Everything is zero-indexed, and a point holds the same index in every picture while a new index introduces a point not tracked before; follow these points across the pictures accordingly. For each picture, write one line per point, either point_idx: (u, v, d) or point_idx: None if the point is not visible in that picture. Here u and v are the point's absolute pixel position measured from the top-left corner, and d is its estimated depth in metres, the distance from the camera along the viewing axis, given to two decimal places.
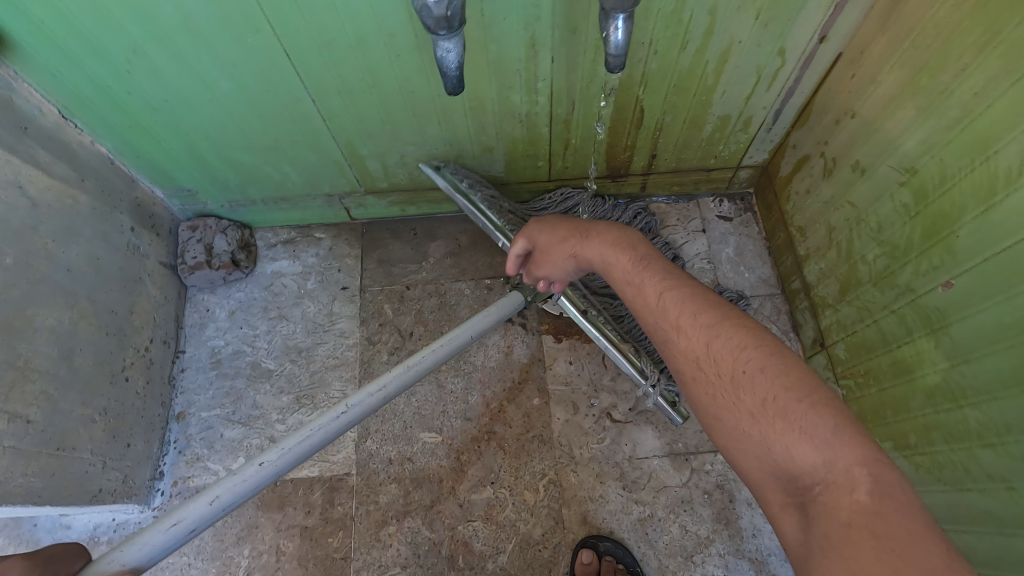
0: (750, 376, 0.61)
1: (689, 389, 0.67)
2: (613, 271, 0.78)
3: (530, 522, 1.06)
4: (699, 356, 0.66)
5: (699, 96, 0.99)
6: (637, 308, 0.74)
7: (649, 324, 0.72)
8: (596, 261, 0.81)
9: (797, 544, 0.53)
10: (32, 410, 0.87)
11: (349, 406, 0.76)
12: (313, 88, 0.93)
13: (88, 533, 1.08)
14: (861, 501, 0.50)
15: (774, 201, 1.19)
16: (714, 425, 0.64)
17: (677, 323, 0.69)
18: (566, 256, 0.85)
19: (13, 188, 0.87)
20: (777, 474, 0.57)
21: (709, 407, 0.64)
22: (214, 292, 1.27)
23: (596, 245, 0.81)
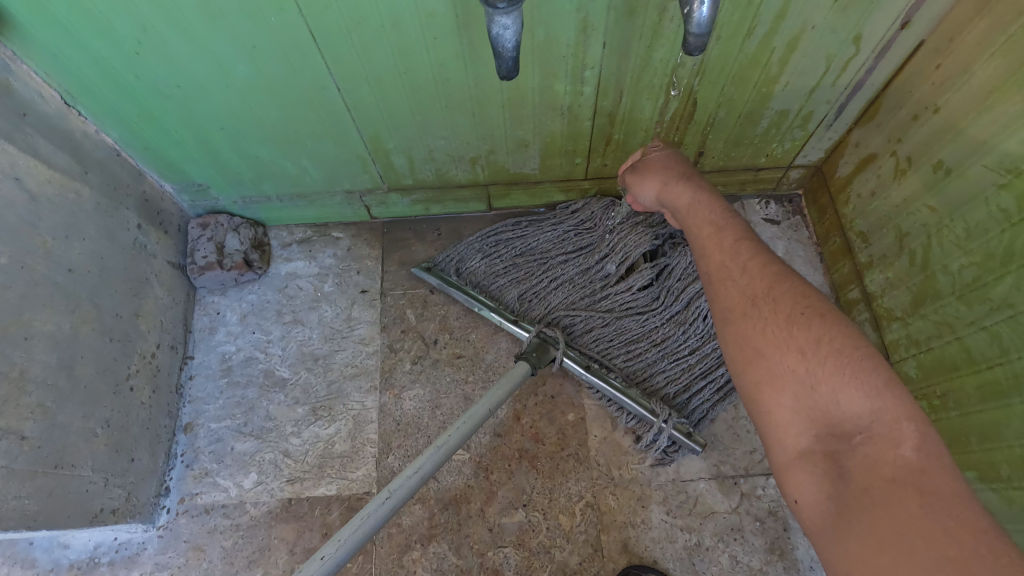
0: (807, 319, 0.63)
1: (730, 326, 0.68)
2: (698, 211, 0.80)
3: (565, 548, 0.98)
4: (757, 295, 0.67)
5: (759, 88, 0.90)
6: (707, 247, 0.76)
7: (718, 260, 0.73)
8: (680, 202, 0.83)
9: (822, 490, 0.56)
10: (28, 425, 0.79)
11: (392, 491, 0.74)
12: (339, 75, 0.85)
13: (87, 553, 1.00)
14: (904, 455, 0.53)
15: (828, 203, 1.10)
16: (748, 362, 0.64)
17: (743, 264, 0.71)
18: (654, 182, 0.86)
19: (9, 181, 0.79)
20: (812, 418, 0.59)
21: (749, 344, 0.65)
22: (225, 294, 1.19)
23: (689, 188, 0.83)
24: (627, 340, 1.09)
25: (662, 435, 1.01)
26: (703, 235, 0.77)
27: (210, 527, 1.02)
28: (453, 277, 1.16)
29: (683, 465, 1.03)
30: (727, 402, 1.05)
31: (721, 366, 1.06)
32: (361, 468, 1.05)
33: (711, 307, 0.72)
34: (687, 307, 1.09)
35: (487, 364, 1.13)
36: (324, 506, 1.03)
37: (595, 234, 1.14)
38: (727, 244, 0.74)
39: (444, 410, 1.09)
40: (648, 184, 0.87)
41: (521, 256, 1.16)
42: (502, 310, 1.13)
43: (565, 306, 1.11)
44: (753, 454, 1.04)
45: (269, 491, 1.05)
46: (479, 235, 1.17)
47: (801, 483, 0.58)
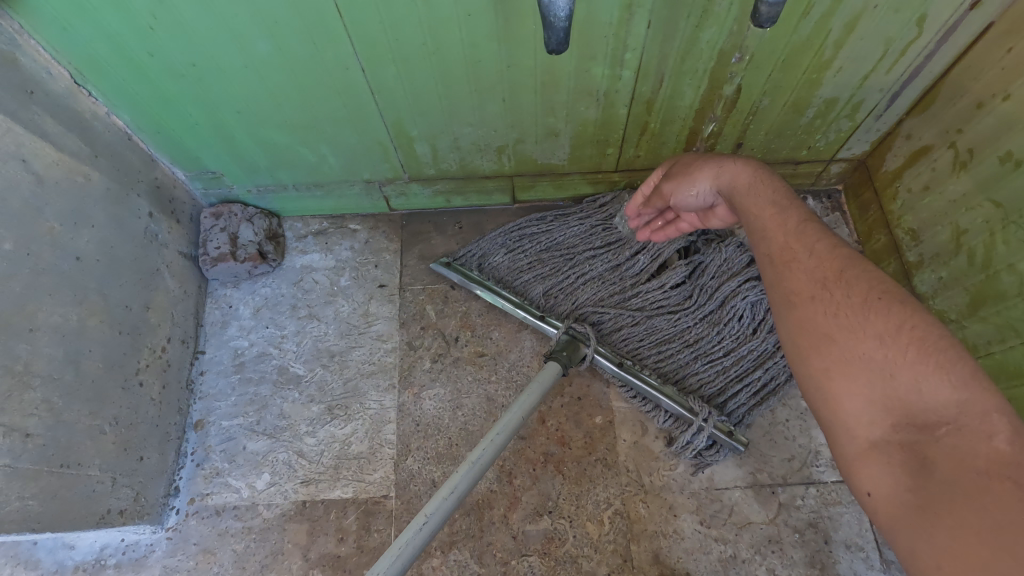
0: (885, 305, 0.58)
1: (794, 310, 0.62)
2: (758, 190, 0.74)
3: (593, 558, 0.93)
4: (827, 278, 0.62)
5: (810, 73, 0.85)
6: (768, 230, 0.70)
7: (783, 241, 0.67)
8: (739, 180, 0.76)
9: (900, 482, 0.51)
10: (32, 422, 0.75)
11: (427, 517, 0.73)
12: (364, 55, 0.81)
13: (93, 555, 0.96)
14: (997, 449, 0.49)
15: (871, 199, 1.05)
16: (814, 346, 0.59)
17: (810, 247, 0.65)
18: (707, 175, 0.79)
19: (15, 162, 0.75)
20: (890, 407, 0.54)
21: (817, 329, 0.60)
22: (238, 287, 1.14)
23: (747, 166, 0.77)
24: (658, 340, 1.04)
25: (702, 435, 0.96)
26: (763, 216, 0.71)
27: (221, 530, 0.98)
28: (474, 272, 1.11)
29: (717, 472, 0.98)
30: (765, 406, 1.00)
31: (758, 369, 1.00)
32: (379, 470, 1.01)
33: (769, 289, 0.66)
34: (721, 306, 1.04)
35: (511, 364, 1.08)
36: (340, 510, 0.99)
37: (625, 228, 1.09)
38: (791, 226, 0.68)
39: (465, 411, 1.04)
40: (699, 180, 0.80)
41: (546, 251, 1.12)
42: (527, 305, 1.07)
43: (593, 303, 1.06)
44: (791, 461, 0.98)
45: (282, 493, 1.00)
46: (502, 230, 1.13)
47: (874, 475, 0.53)
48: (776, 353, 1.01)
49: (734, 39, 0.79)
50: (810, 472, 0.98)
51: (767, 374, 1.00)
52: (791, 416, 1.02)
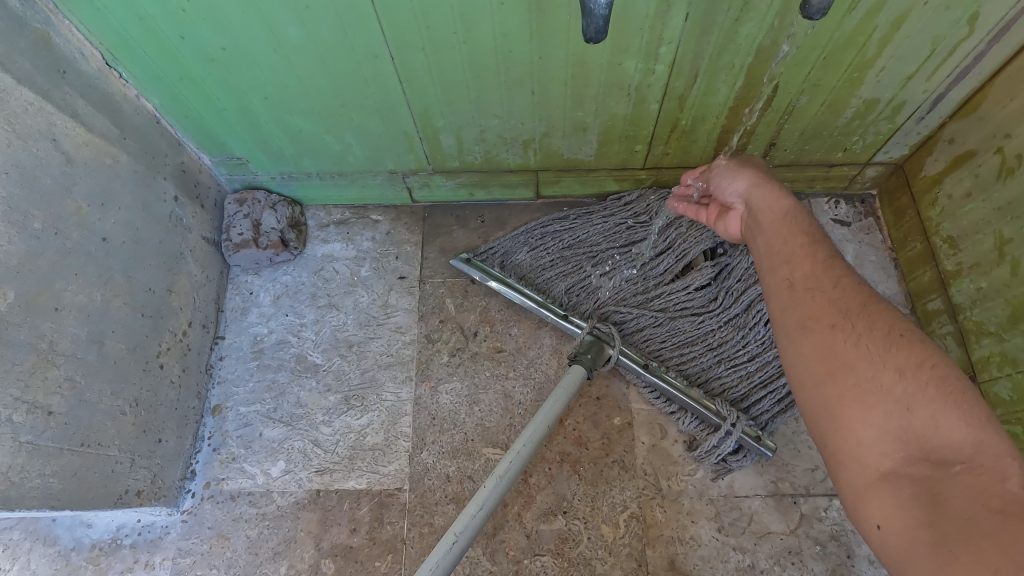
0: (908, 340, 0.56)
1: (810, 336, 0.60)
2: (793, 223, 0.71)
3: (608, 561, 0.91)
4: (848, 307, 0.60)
5: (851, 72, 0.83)
6: (794, 257, 0.67)
7: (808, 272, 0.65)
8: (773, 207, 0.74)
9: (911, 517, 0.49)
10: (55, 400, 0.75)
11: (457, 535, 0.76)
12: (394, 42, 0.80)
13: (110, 534, 0.97)
14: (1009, 491, 0.47)
15: (908, 204, 1.02)
16: (829, 374, 0.57)
17: (835, 277, 0.64)
18: (751, 176, 0.79)
19: (45, 141, 0.75)
20: (904, 440, 0.52)
21: (834, 356, 0.58)
22: (259, 274, 1.15)
23: (787, 197, 0.75)
24: (682, 342, 1.02)
25: (729, 439, 0.94)
26: (793, 245, 0.69)
27: (235, 515, 0.98)
28: (496, 269, 1.10)
29: (737, 480, 0.96)
30: (789, 415, 0.97)
31: (784, 375, 0.97)
32: (393, 463, 1.00)
33: (785, 311, 0.64)
34: (746, 310, 1.02)
35: (529, 361, 1.06)
36: (353, 501, 0.98)
37: (651, 227, 1.07)
38: (819, 260, 0.66)
39: (482, 406, 1.03)
40: (742, 174, 0.79)
41: (568, 249, 1.10)
42: (549, 304, 1.05)
43: (615, 302, 1.05)
44: (814, 472, 0.96)
45: (297, 481, 1.00)
46: (526, 228, 1.12)
47: (883, 507, 0.50)
48: None
49: (775, 35, 0.76)
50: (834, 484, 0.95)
51: None
52: None
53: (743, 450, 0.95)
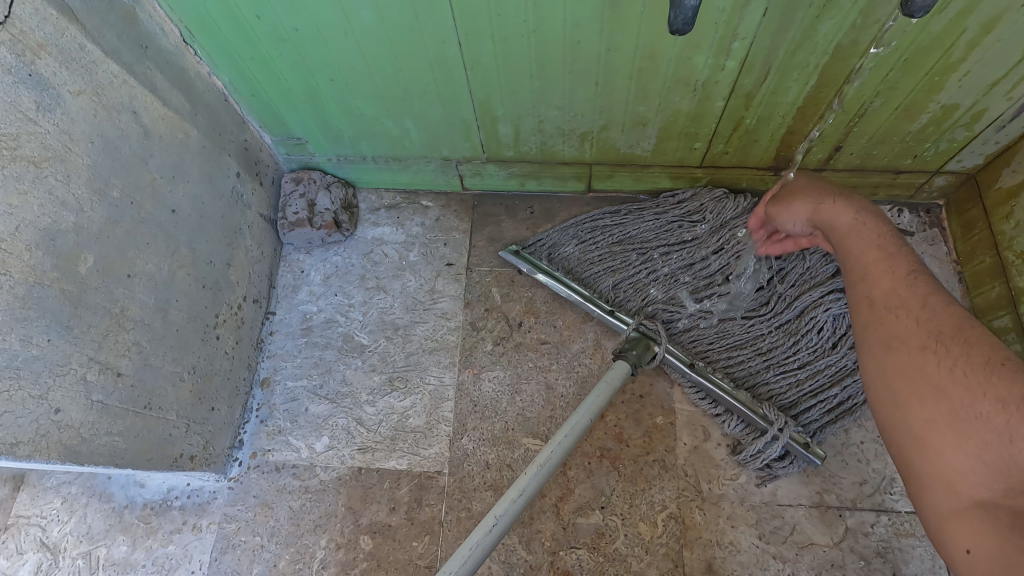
0: (1011, 368, 0.54)
1: (896, 359, 0.60)
2: (859, 236, 0.69)
3: (643, 559, 0.91)
4: (941, 329, 0.59)
5: (932, 75, 0.80)
6: (870, 273, 0.66)
7: (888, 288, 0.64)
8: (839, 221, 0.72)
9: (1009, 544, 0.47)
10: (124, 362, 0.79)
11: (498, 519, 0.75)
12: (464, 29, 0.80)
13: (161, 495, 1.01)
14: None
15: (979, 217, 0.98)
16: (916, 397, 0.57)
17: (925, 298, 0.62)
18: (805, 205, 0.75)
19: (126, 113, 0.78)
20: (1004, 470, 0.50)
21: (923, 378, 0.57)
22: (311, 253, 1.17)
23: (848, 206, 0.72)
24: (730, 344, 1.00)
25: (775, 445, 0.92)
26: (866, 260, 0.68)
27: (280, 486, 1.01)
28: (544, 261, 1.10)
29: (781, 488, 0.94)
30: (839, 425, 0.95)
31: (835, 385, 0.95)
32: (434, 446, 1.02)
33: (868, 332, 0.63)
34: (799, 317, 0.99)
35: (573, 354, 1.06)
36: (393, 480, 1.00)
37: (703, 227, 1.06)
38: (898, 273, 0.65)
39: (524, 396, 1.04)
40: (795, 207, 0.76)
41: (618, 244, 1.09)
42: (596, 299, 1.05)
43: (663, 301, 1.04)
44: (862, 485, 0.93)
45: (339, 458, 1.02)
46: (576, 221, 1.11)
47: (973, 532, 0.49)
48: (856, 371, 0.96)
49: (855, 34, 0.74)
50: (882, 499, 0.92)
51: (845, 392, 0.95)
52: (866, 438, 0.96)
53: (790, 457, 0.94)
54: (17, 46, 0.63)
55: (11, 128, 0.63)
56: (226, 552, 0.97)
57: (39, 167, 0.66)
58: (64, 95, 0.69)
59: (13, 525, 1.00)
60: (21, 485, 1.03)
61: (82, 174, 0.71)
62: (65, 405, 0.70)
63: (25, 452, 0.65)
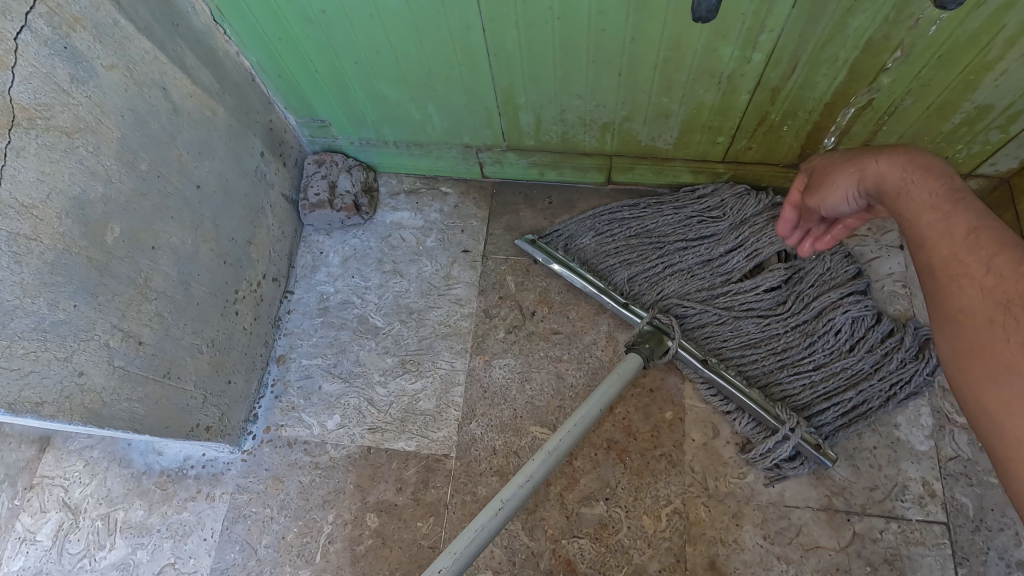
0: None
1: (968, 331, 0.53)
2: (910, 196, 0.61)
3: (646, 553, 0.91)
4: (1003, 294, 0.52)
5: (966, 74, 0.78)
6: (933, 240, 0.58)
7: (949, 251, 0.57)
8: (887, 181, 0.64)
9: None
10: (146, 331, 0.81)
11: (504, 503, 0.75)
12: (488, 14, 0.80)
13: (177, 464, 1.04)
14: None
15: (1011, 222, 0.95)
16: (983, 375, 0.51)
17: (986, 261, 0.54)
18: (848, 175, 0.68)
19: (156, 89, 0.80)
20: None
21: (988, 353, 0.51)
22: (330, 235, 1.18)
23: (892, 160, 0.65)
24: (745, 342, 0.99)
25: (786, 445, 0.91)
26: (924, 222, 0.59)
27: (291, 460, 1.03)
28: (559, 252, 1.10)
29: (789, 489, 0.93)
30: (852, 429, 0.94)
31: (850, 389, 0.94)
32: (442, 430, 1.03)
33: (948, 309, 0.56)
34: (817, 318, 0.98)
35: (584, 346, 1.06)
36: (401, 461, 1.02)
37: (723, 223, 1.05)
38: (959, 234, 0.57)
39: (534, 385, 1.04)
40: (839, 183, 0.70)
41: (635, 236, 1.09)
42: (610, 291, 1.04)
43: (678, 296, 1.03)
44: (873, 491, 0.92)
45: (350, 436, 1.04)
46: (593, 213, 1.11)
47: None
48: (874, 375, 0.94)
49: (888, 28, 0.73)
50: (893, 506, 0.91)
51: (860, 396, 0.94)
52: (880, 444, 0.94)
53: (801, 457, 0.93)
54: (53, 19, 0.65)
55: (45, 98, 0.65)
56: (237, 522, 1.00)
57: (71, 138, 0.68)
58: (97, 68, 0.71)
59: (38, 484, 1.04)
60: (47, 446, 1.07)
61: (112, 146, 0.73)
62: (88, 368, 0.72)
63: (49, 411, 0.68)
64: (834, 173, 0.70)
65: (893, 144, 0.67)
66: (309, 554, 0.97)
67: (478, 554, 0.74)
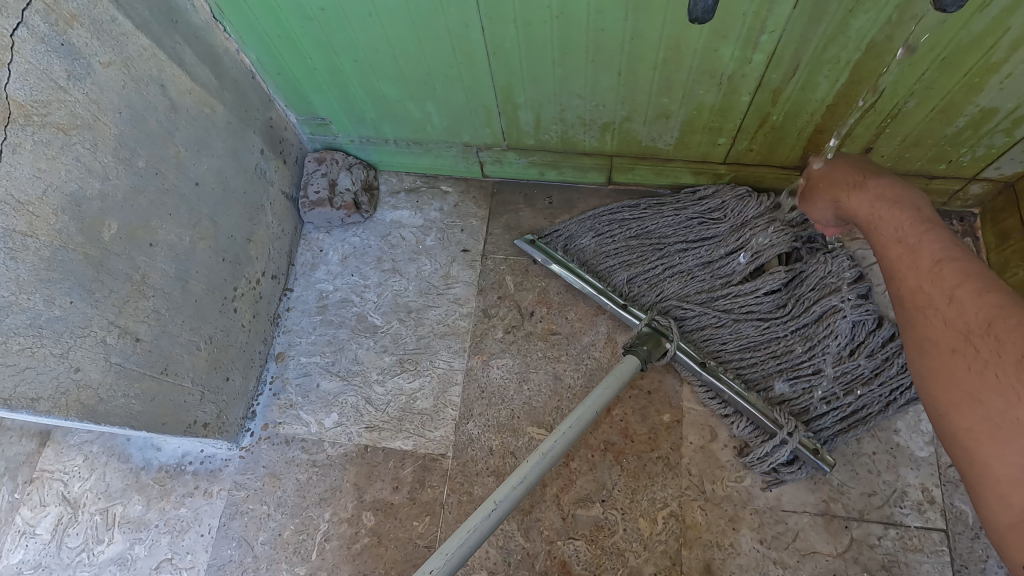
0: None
1: (929, 360, 0.61)
2: (880, 227, 0.72)
3: (641, 555, 0.91)
4: (963, 326, 0.59)
5: (971, 76, 0.76)
6: (896, 270, 0.68)
7: (915, 283, 0.65)
8: (860, 213, 0.76)
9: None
10: (142, 328, 0.81)
11: (497, 503, 0.75)
12: (487, 12, 0.80)
13: (176, 460, 1.05)
14: None
15: (1016, 227, 0.94)
16: (953, 403, 0.57)
17: (951, 293, 0.62)
18: (825, 203, 0.81)
19: (154, 86, 0.80)
20: None
21: (951, 381, 0.58)
22: (330, 233, 1.18)
23: (864, 193, 0.76)
24: (744, 345, 0.98)
25: (784, 449, 0.91)
26: (888, 254, 0.69)
27: (288, 458, 1.04)
28: (559, 252, 1.09)
29: (786, 493, 0.93)
30: (852, 434, 0.93)
31: (849, 394, 0.93)
32: (439, 429, 1.03)
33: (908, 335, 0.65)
34: (817, 321, 0.97)
35: (583, 346, 1.06)
36: (397, 460, 1.02)
37: (723, 225, 1.04)
38: (924, 264, 0.65)
39: (531, 385, 1.04)
40: (819, 206, 0.82)
41: (635, 237, 1.08)
42: (609, 292, 1.04)
43: (677, 298, 1.02)
44: (871, 497, 0.91)
45: (347, 434, 1.04)
46: (594, 213, 1.10)
47: None
48: (873, 380, 0.94)
49: (891, 29, 0.72)
50: (891, 512, 0.90)
51: (860, 401, 0.93)
52: (879, 449, 0.94)
53: (798, 462, 0.92)
54: (50, 16, 0.66)
55: (41, 94, 0.65)
56: (234, 518, 1.00)
57: (67, 134, 0.68)
58: (94, 65, 0.71)
59: (39, 478, 1.05)
60: (47, 441, 1.07)
61: (109, 142, 0.73)
62: (84, 364, 0.73)
63: (45, 407, 0.68)
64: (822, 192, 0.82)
65: (875, 175, 0.78)
66: (305, 551, 0.97)
67: (470, 555, 0.74)
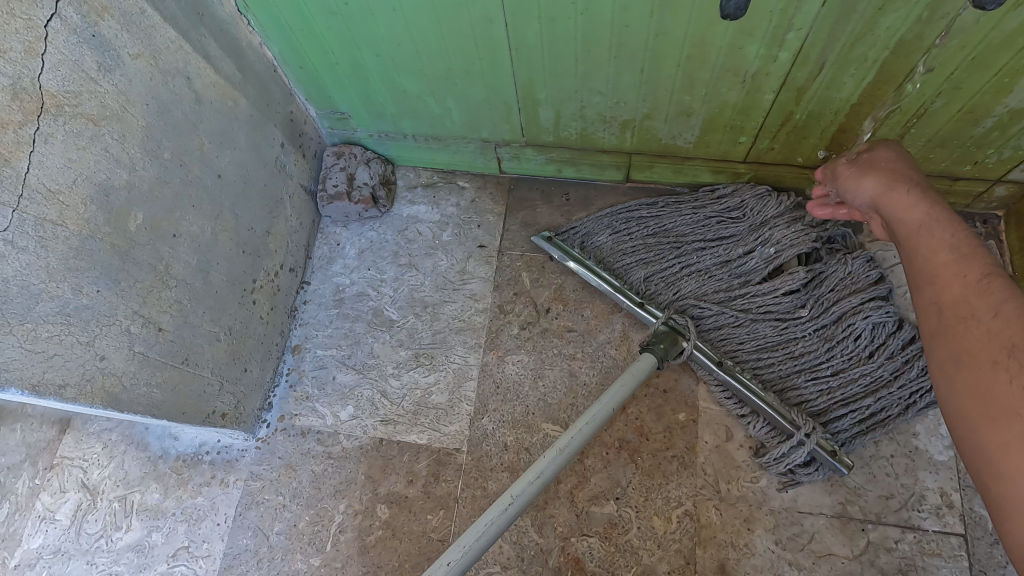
0: None
1: (964, 369, 0.55)
2: (931, 231, 0.66)
3: (655, 554, 0.91)
4: (1013, 340, 0.53)
5: (1000, 76, 0.75)
6: (939, 276, 0.62)
7: (959, 291, 0.60)
8: (908, 214, 0.70)
9: None
10: (165, 318, 0.82)
11: (513, 499, 0.75)
12: (511, 8, 0.79)
13: (193, 449, 1.06)
14: None
15: None
16: (986, 415, 0.52)
17: (996, 306, 0.56)
18: (876, 184, 0.74)
19: (179, 78, 0.80)
20: None
21: (986, 392, 0.52)
22: (347, 227, 1.19)
23: (924, 198, 0.70)
24: (761, 345, 0.98)
25: (801, 450, 0.90)
26: (936, 260, 0.64)
27: (304, 450, 1.04)
28: (576, 249, 1.09)
29: (802, 494, 0.92)
30: (869, 437, 0.92)
31: (868, 396, 0.93)
32: (455, 424, 1.03)
33: (968, 350, 0.56)
34: (836, 323, 0.96)
35: (598, 344, 1.06)
36: (412, 454, 1.02)
37: (742, 225, 1.04)
38: (971, 276, 0.60)
39: (546, 382, 1.04)
40: (866, 186, 0.75)
41: (652, 236, 1.08)
42: (626, 290, 1.04)
43: (695, 297, 1.02)
44: (888, 500, 0.90)
45: (362, 427, 1.05)
46: (611, 210, 1.10)
47: None
48: (893, 383, 0.93)
49: (921, 28, 0.71)
50: (909, 516, 0.89)
51: (878, 403, 0.92)
52: (897, 452, 0.93)
53: (815, 464, 0.92)
54: (82, 8, 0.66)
55: (73, 85, 0.66)
56: (250, 508, 1.01)
57: (97, 125, 0.69)
58: (123, 57, 0.72)
59: (59, 465, 1.06)
60: (67, 428, 1.09)
61: (136, 133, 0.74)
62: (109, 352, 0.73)
63: (71, 394, 0.69)
64: (876, 169, 0.75)
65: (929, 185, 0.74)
66: (319, 543, 0.98)
67: (486, 550, 0.74)
